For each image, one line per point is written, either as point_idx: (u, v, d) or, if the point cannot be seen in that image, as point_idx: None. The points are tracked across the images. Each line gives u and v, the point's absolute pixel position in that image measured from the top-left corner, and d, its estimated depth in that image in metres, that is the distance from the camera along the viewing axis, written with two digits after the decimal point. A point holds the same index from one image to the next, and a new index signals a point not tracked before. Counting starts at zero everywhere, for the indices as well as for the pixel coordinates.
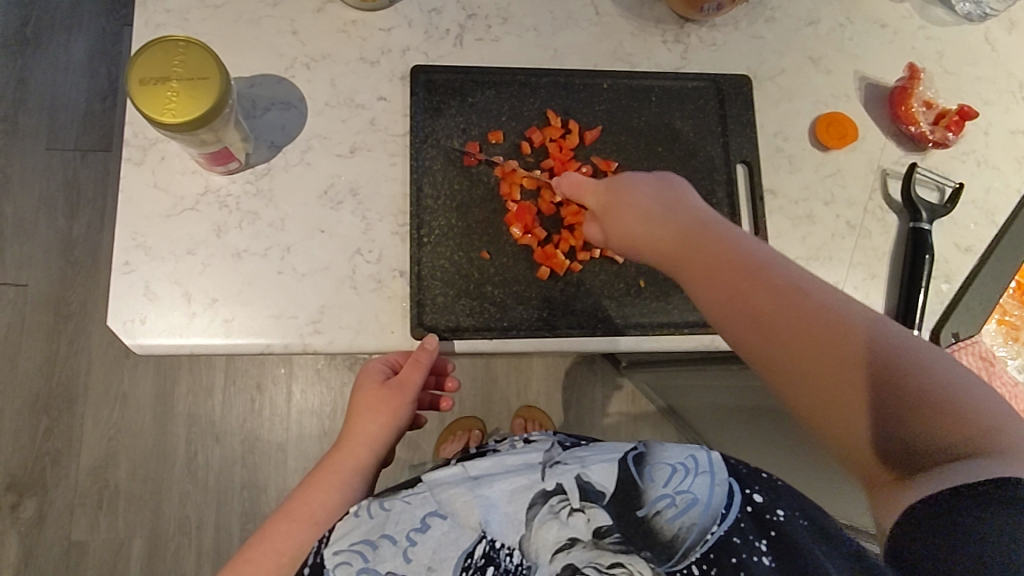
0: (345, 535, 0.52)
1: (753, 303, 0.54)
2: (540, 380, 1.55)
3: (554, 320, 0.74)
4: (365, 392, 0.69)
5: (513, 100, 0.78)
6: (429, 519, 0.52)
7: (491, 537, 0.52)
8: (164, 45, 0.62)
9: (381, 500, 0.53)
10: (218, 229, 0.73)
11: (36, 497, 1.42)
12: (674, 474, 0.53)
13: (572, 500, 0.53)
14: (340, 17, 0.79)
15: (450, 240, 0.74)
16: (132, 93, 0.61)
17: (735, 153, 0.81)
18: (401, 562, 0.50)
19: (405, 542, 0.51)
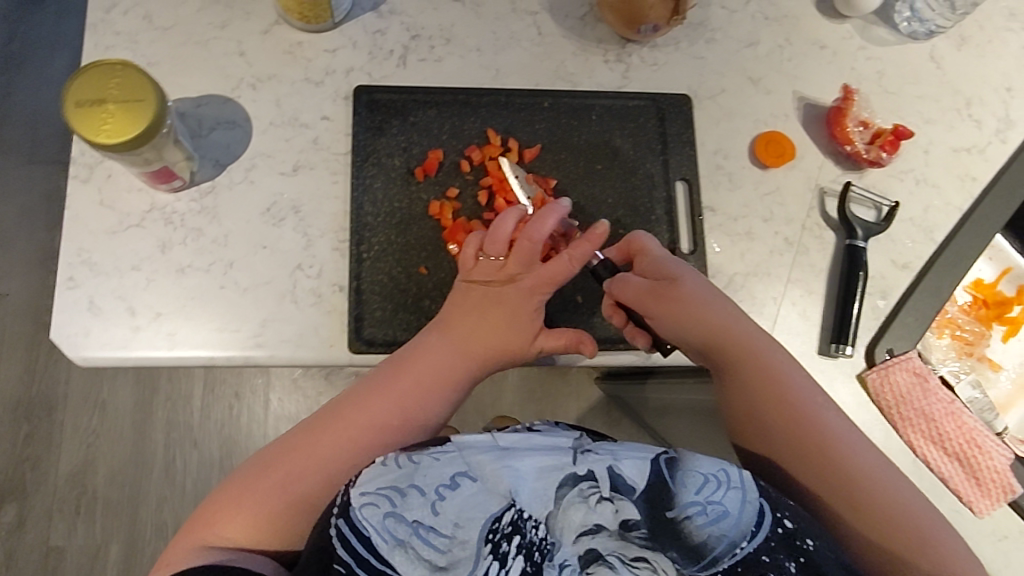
0: (373, 479, 0.55)
1: (786, 416, 0.66)
2: (515, 391, 1.56)
3: None
4: (495, 238, 0.70)
5: (454, 118, 0.80)
6: (458, 478, 0.54)
7: (519, 507, 0.53)
8: (98, 69, 0.64)
9: (409, 453, 0.56)
10: (163, 245, 0.74)
11: (16, 503, 1.44)
12: (706, 482, 0.53)
13: (602, 489, 0.54)
14: (287, 38, 0.81)
15: (389, 257, 0.76)
16: (70, 124, 0.63)
17: (675, 171, 0.82)
18: (428, 514, 0.53)
19: (434, 496, 0.54)
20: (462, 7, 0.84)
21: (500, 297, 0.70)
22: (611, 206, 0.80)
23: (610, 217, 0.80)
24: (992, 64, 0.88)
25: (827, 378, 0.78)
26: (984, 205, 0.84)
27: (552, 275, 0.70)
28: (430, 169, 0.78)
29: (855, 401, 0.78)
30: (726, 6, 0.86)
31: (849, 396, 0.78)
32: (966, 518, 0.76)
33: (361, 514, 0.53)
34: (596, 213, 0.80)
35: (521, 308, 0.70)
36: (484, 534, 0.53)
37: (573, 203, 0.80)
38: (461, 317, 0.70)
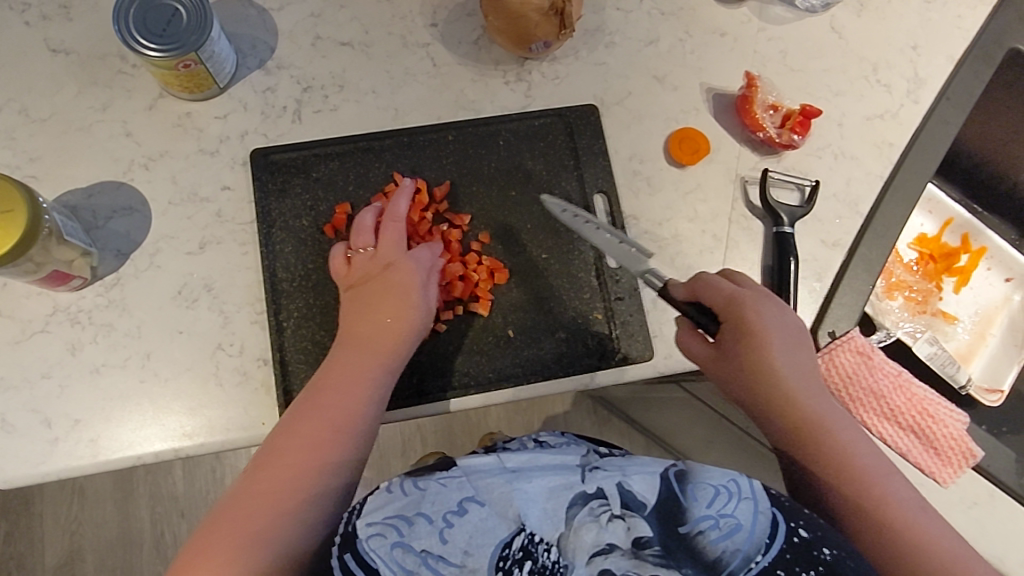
0: (379, 509, 0.54)
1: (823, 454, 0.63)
2: (499, 408, 1.54)
3: (426, 386, 0.74)
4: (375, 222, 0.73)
5: (358, 168, 0.78)
6: (466, 503, 0.53)
7: (529, 530, 0.52)
8: None
9: (415, 480, 0.56)
10: (73, 347, 0.71)
11: None
12: (717, 495, 0.53)
13: (613, 507, 0.53)
14: (175, 111, 0.79)
15: (311, 322, 0.74)
16: None
17: (590, 185, 0.80)
18: (437, 542, 0.52)
19: (442, 523, 0.52)
20: (351, 50, 0.82)
21: (384, 279, 0.69)
22: (532, 231, 0.78)
23: (533, 242, 0.78)
24: (894, 26, 0.87)
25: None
26: (906, 170, 0.83)
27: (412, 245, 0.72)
28: (338, 226, 0.76)
29: None
30: (621, 6, 0.85)
31: None
32: (932, 490, 0.75)
33: (369, 545, 0.52)
34: (519, 241, 0.78)
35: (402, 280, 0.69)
36: (495, 560, 0.51)
37: (493, 235, 0.78)
38: (363, 317, 0.68)
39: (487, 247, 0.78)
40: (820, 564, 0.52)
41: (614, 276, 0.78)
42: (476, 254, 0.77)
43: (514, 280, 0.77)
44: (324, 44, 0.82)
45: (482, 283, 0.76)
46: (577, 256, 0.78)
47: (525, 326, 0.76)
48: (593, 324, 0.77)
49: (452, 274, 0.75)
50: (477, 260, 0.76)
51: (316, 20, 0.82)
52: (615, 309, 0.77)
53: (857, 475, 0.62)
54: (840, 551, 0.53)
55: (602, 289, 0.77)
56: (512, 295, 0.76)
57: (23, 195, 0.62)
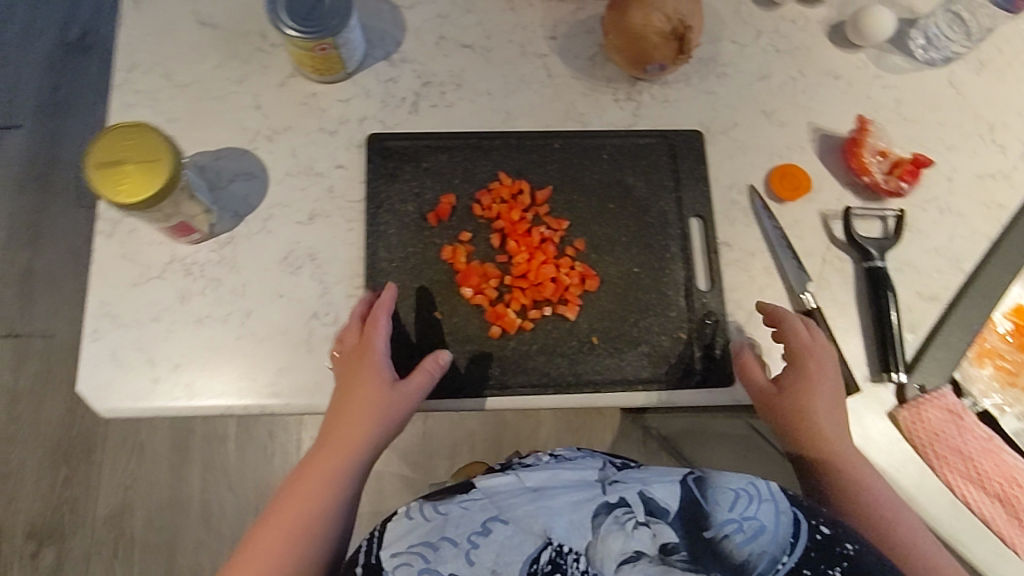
0: (403, 538, 0.55)
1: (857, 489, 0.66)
2: (550, 425, 1.57)
3: (506, 379, 0.75)
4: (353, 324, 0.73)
5: (466, 163, 0.81)
6: (490, 524, 0.54)
7: (556, 543, 0.52)
8: (103, 142, 0.66)
9: (435, 505, 0.57)
10: (182, 296, 0.76)
11: (61, 543, 1.56)
12: (737, 499, 0.52)
13: (637, 514, 0.53)
14: (302, 90, 0.83)
15: (404, 302, 0.77)
16: (116, 199, 0.65)
17: (688, 208, 0.81)
18: (463, 564, 0.53)
19: (467, 544, 0.53)
20: (471, 52, 0.86)
21: (353, 377, 0.70)
22: (625, 244, 0.80)
23: (626, 255, 0.79)
24: (1015, 88, 0.86)
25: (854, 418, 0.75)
26: (1014, 233, 0.81)
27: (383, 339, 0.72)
28: (441, 214, 0.79)
29: (885, 441, 0.75)
30: (737, 39, 0.86)
31: (881, 435, 0.75)
32: (1011, 564, 0.72)
33: None
34: (611, 252, 0.79)
35: (365, 384, 0.70)
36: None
37: (587, 243, 0.80)
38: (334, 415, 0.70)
39: (580, 255, 0.79)
40: (844, 559, 0.52)
41: (702, 299, 0.78)
42: (569, 260, 0.79)
43: (601, 291, 0.78)
44: (447, 44, 0.86)
45: (572, 288, 0.78)
46: (667, 275, 0.79)
47: (607, 336, 0.77)
48: (674, 343, 0.77)
49: (544, 275, 0.77)
50: (569, 266, 0.78)
51: (442, 21, 0.87)
52: (699, 332, 0.77)
53: (877, 525, 0.64)
54: (859, 545, 0.54)
55: (689, 310, 0.78)
56: (599, 304, 0.78)
57: (166, 144, 0.67)
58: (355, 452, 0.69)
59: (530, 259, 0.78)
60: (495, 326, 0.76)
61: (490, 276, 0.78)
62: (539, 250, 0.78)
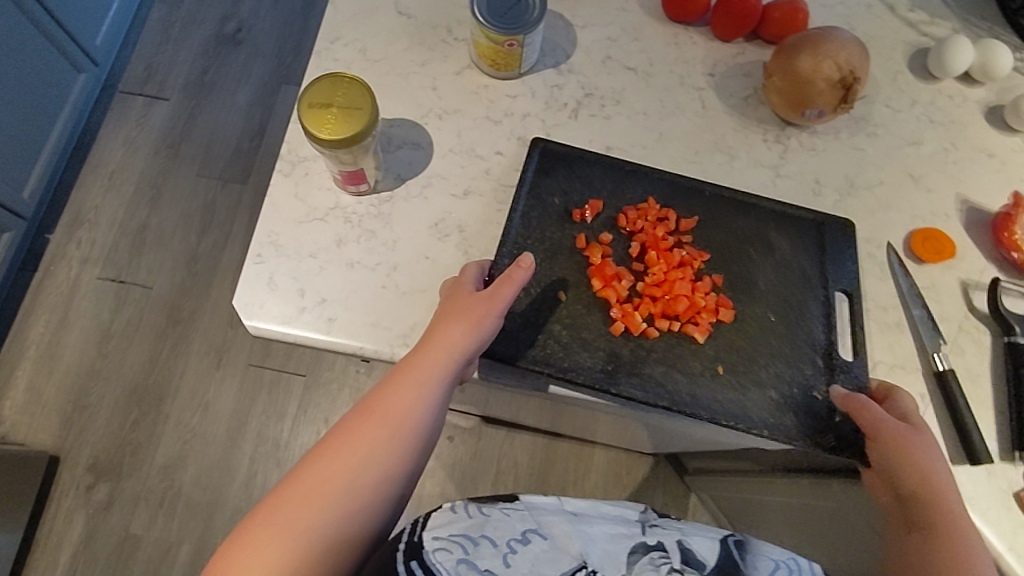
0: (445, 526, 0.67)
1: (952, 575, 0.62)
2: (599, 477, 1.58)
3: (618, 376, 0.77)
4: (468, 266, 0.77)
5: (618, 181, 0.86)
6: (529, 534, 0.67)
7: (590, 567, 0.65)
8: (308, 111, 0.72)
9: (479, 507, 0.70)
10: (339, 239, 0.82)
11: (111, 484, 1.58)
12: (778, 568, 0.66)
13: (671, 560, 0.66)
14: (477, 81, 0.91)
15: (536, 283, 0.80)
16: (347, 140, 0.72)
17: (825, 260, 0.83)
18: (499, 563, 0.65)
19: (506, 548, 0.66)
20: (635, 75, 0.92)
21: (459, 301, 0.73)
22: (764, 297, 0.82)
23: (763, 305, 0.82)
24: None
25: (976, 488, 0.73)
26: None
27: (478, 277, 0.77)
28: (584, 215, 0.83)
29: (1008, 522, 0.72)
30: (891, 104, 0.90)
31: (1002, 514, 0.72)
32: None
33: (436, 556, 0.65)
34: (750, 299, 0.82)
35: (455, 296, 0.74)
36: None
37: (725, 281, 0.82)
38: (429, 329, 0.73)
39: (716, 288, 0.82)
40: None
41: (844, 368, 0.78)
42: (706, 289, 0.81)
43: (731, 328, 0.80)
44: (614, 64, 0.93)
45: (704, 314, 0.80)
46: (802, 330, 0.80)
47: (733, 371, 0.78)
48: (796, 392, 0.77)
49: (678, 291, 0.80)
50: (704, 296, 0.81)
51: (611, 43, 0.93)
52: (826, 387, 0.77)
53: None
54: None
55: (815, 363, 0.79)
56: (728, 340, 0.79)
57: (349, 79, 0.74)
58: (442, 355, 0.70)
59: (666, 272, 0.81)
60: (618, 322, 0.79)
61: (625, 280, 0.81)
62: (677, 269, 0.81)
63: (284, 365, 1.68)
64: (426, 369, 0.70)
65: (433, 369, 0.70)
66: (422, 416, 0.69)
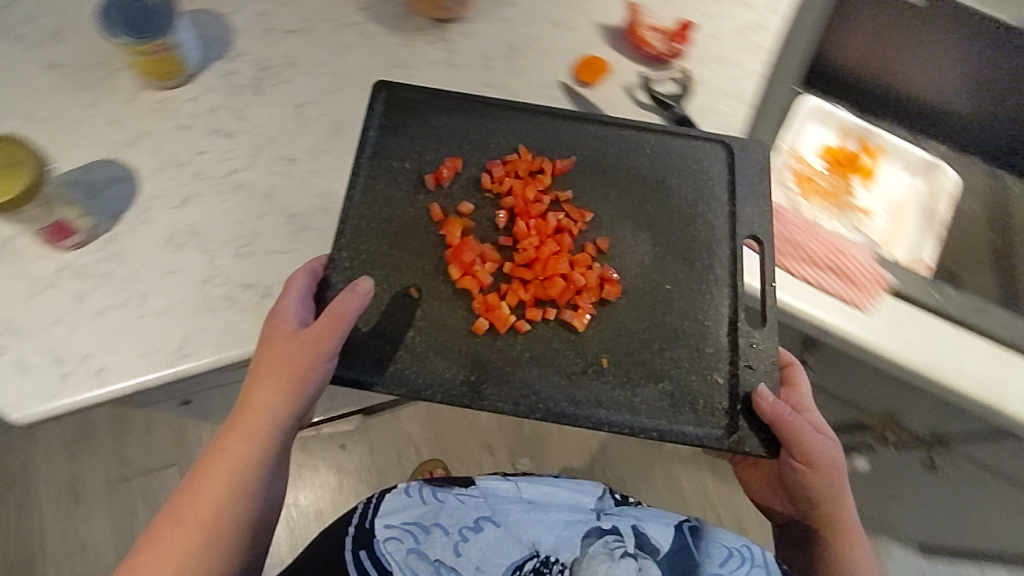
0: (397, 513, 0.66)
1: None
2: None
3: (482, 386, 0.58)
4: (292, 282, 0.58)
5: (483, 145, 0.66)
6: (481, 521, 0.66)
7: (540, 556, 0.64)
8: None
9: (434, 489, 0.68)
10: (79, 295, 0.59)
11: None
12: (729, 556, 0.62)
13: (625, 544, 0.64)
14: (263, 23, 0.72)
15: (376, 261, 0.62)
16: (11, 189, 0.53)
17: (743, 222, 0.65)
18: (450, 554, 0.64)
19: (458, 536, 0.65)
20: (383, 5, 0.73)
21: (279, 355, 0.54)
22: (721, 369, 0.60)
23: (725, 390, 0.60)
24: None
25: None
26: None
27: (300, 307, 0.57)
28: (466, 207, 0.63)
29: None
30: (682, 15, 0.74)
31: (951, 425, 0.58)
32: None
33: (387, 547, 0.65)
34: (711, 378, 0.60)
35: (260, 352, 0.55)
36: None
37: (694, 355, 0.60)
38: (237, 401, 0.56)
39: (679, 362, 0.60)
40: None
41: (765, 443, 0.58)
42: (588, 263, 0.62)
43: (631, 301, 0.62)
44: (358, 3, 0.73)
45: (647, 401, 0.59)
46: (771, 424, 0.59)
47: (622, 358, 0.60)
48: (688, 395, 0.59)
49: (564, 292, 0.60)
50: (581, 274, 0.61)
51: None
52: (741, 386, 0.59)
53: None
54: None
55: (732, 350, 0.61)
56: (617, 321, 0.61)
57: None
58: (254, 437, 0.54)
59: (538, 246, 0.62)
60: (507, 326, 0.60)
61: (516, 290, 0.61)
62: (578, 284, 0.61)
63: (147, 464, 1.16)
64: (235, 458, 0.53)
65: (249, 454, 0.54)
66: (239, 508, 0.53)
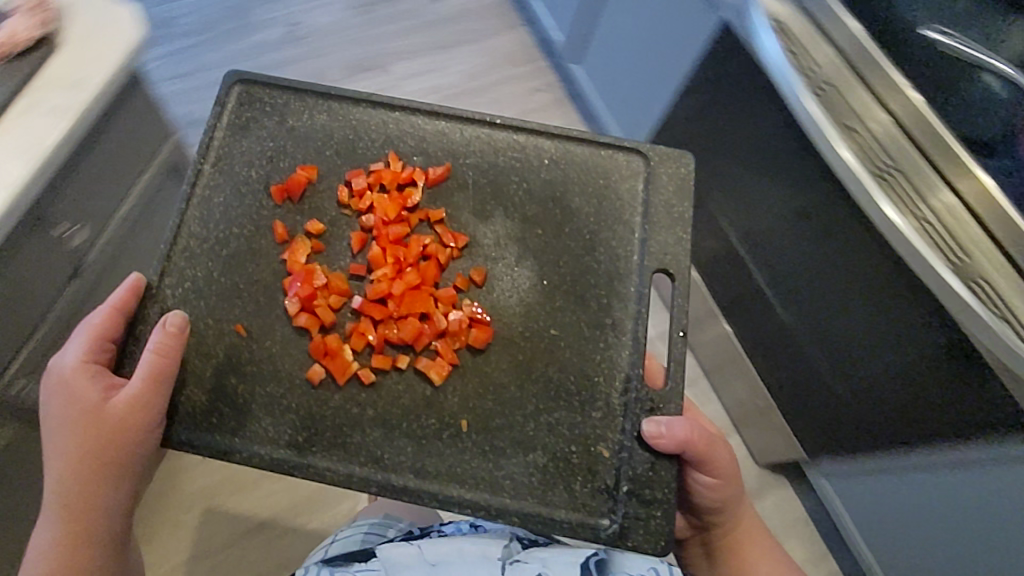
0: None
1: None
2: None
3: (312, 447, 0.47)
4: (84, 342, 0.45)
5: (347, 151, 0.55)
6: None
7: None
8: None
9: None
10: None
11: None
12: None
13: None
14: None
15: (207, 289, 0.51)
16: None
17: (654, 253, 0.53)
18: None
19: None
20: None
21: (90, 449, 0.42)
22: (590, 432, 0.49)
23: (597, 460, 0.48)
24: None
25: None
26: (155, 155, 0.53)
27: (99, 375, 0.44)
28: (315, 226, 0.52)
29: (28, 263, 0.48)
30: None
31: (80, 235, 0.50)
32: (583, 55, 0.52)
33: None
34: (577, 442, 0.48)
35: (58, 445, 0.43)
36: None
37: (566, 412, 0.49)
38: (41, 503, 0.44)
39: (551, 422, 0.49)
40: None
41: (651, 529, 0.47)
42: (453, 300, 0.51)
43: (502, 353, 0.51)
44: None
45: (512, 467, 0.48)
46: (642, 503, 0.47)
47: (485, 425, 0.49)
48: (562, 461, 0.48)
49: (425, 335, 0.50)
50: (442, 315, 0.50)
51: None
52: (631, 461, 0.48)
53: None
54: None
55: (623, 414, 0.49)
56: (482, 376, 0.50)
57: None
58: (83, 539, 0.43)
59: (393, 281, 0.51)
60: (355, 376, 0.49)
61: (361, 329, 0.50)
62: (443, 328, 0.50)
63: None
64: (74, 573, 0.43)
65: (97, 558, 0.44)
66: None
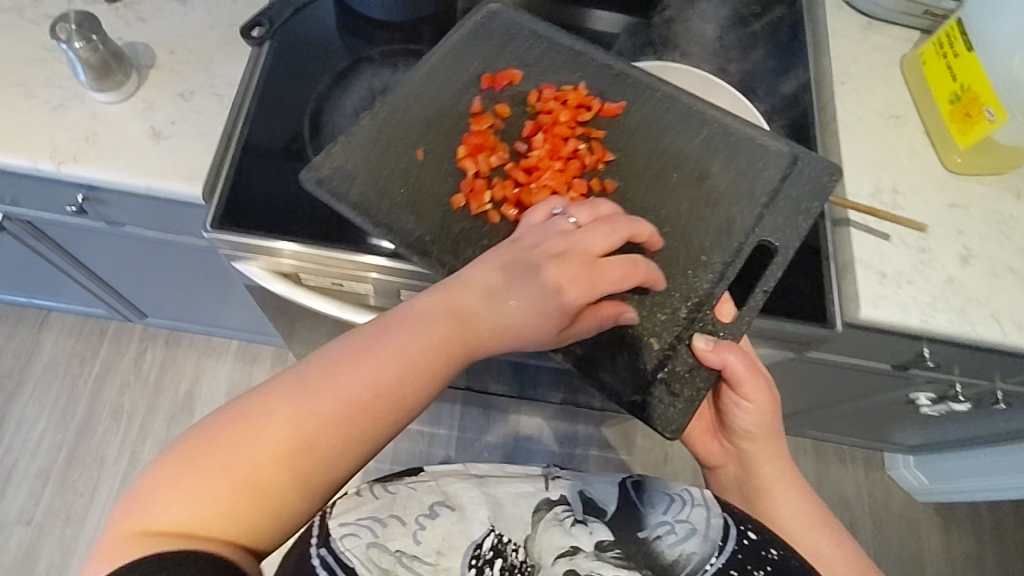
0: (350, 510, 0.47)
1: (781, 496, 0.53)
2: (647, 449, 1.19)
3: (433, 250, 0.61)
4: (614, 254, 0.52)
5: (551, 72, 0.69)
6: (436, 507, 0.49)
7: (498, 531, 0.48)
8: None
9: (385, 484, 0.51)
10: None
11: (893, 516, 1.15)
12: (670, 502, 0.50)
13: (575, 512, 0.50)
14: None
15: (412, 126, 0.66)
16: None
17: (764, 226, 0.60)
18: (410, 543, 0.46)
19: (415, 525, 0.48)
20: None
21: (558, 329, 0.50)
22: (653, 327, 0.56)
23: (646, 347, 0.55)
24: None
25: (883, 258, 0.67)
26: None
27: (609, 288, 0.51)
28: (502, 109, 0.66)
29: None
30: None
31: None
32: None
33: (343, 544, 0.45)
34: (640, 330, 0.56)
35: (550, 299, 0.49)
36: (467, 560, 0.47)
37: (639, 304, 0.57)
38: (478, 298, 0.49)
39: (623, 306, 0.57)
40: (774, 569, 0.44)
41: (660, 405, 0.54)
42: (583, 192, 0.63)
43: None
44: None
45: None
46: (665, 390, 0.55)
47: None
48: (620, 338, 0.56)
49: None
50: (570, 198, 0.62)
51: None
52: (671, 360, 0.55)
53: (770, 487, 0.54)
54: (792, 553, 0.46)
55: (683, 326, 0.55)
56: None
57: None
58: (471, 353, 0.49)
59: (544, 161, 0.64)
60: (489, 215, 0.62)
61: (506, 186, 0.63)
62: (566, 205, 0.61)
63: None
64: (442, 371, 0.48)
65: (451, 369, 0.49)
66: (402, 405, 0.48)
